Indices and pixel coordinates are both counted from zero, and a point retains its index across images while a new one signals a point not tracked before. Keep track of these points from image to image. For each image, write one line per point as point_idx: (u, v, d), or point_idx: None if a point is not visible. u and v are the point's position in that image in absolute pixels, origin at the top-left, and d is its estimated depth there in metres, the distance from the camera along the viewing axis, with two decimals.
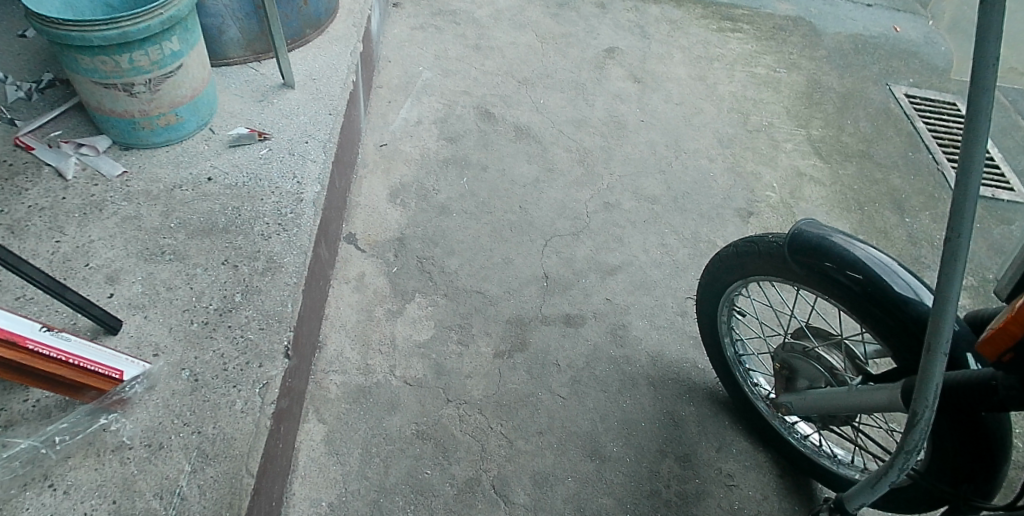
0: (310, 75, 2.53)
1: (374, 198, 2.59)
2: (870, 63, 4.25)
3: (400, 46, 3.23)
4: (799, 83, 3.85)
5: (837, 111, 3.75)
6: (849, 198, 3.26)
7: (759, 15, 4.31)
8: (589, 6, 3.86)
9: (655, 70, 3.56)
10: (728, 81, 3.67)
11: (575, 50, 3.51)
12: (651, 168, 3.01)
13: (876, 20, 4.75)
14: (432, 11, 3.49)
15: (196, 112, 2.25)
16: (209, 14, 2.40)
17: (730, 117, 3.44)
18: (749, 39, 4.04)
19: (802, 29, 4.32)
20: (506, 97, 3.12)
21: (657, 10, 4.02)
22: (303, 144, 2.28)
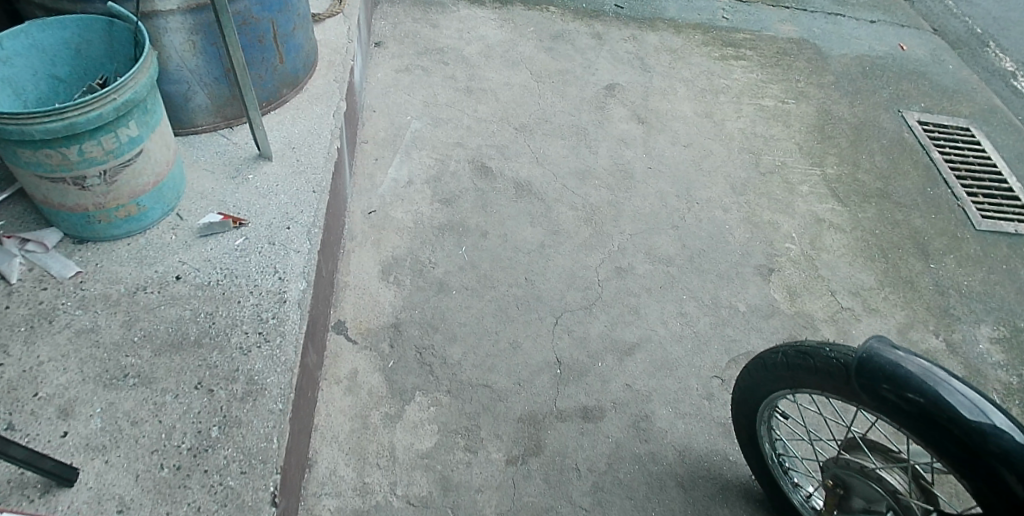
0: (289, 143, 2.26)
1: (364, 276, 2.33)
2: (879, 87, 4.06)
3: (385, 94, 2.97)
4: (809, 115, 3.63)
5: (850, 145, 3.54)
6: (871, 245, 3.06)
7: (762, 39, 4.09)
8: (585, 36, 3.61)
9: (659, 108, 3.32)
10: (735, 116, 3.44)
11: (573, 88, 3.26)
12: (663, 224, 2.78)
13: (881, 38, 4.56)
14: (418, 50, 3.22)
15: (160, 199, 1.99)
16: (172, 81, 2.12)
17: (742, 159, 3.22)
18: (754, 67, 3.82)
19: (807, 53, 4.11)
20: (503, 148, 2.87)
21: (657, 38, 3.79)
22: (284, 230, 2.02)
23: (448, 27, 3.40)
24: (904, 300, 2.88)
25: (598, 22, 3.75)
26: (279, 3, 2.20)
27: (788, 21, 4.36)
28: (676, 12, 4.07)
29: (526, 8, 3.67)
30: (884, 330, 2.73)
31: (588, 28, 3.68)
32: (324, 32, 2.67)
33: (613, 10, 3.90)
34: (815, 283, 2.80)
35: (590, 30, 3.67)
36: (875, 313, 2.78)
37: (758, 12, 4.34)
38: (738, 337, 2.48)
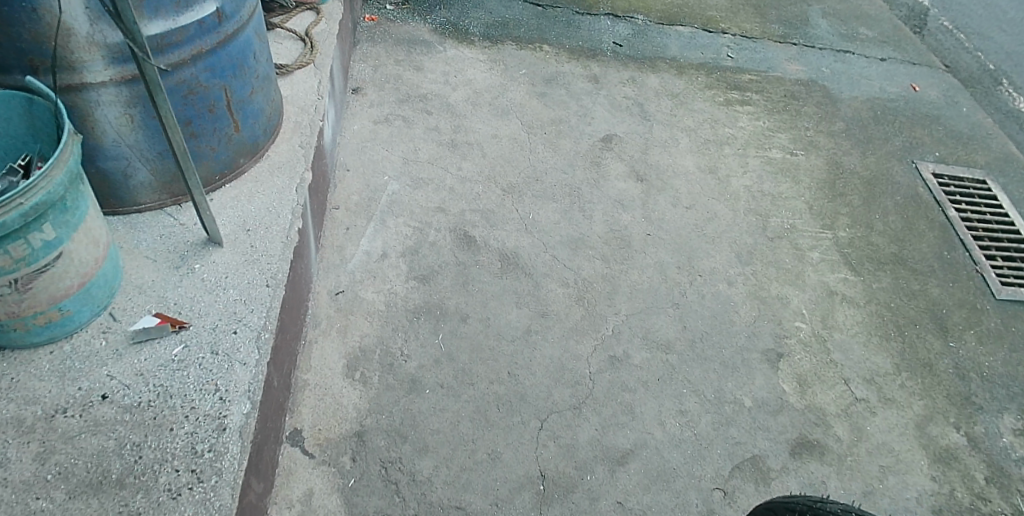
0: (243, 223, 2.01)
1: (327, 372, 2.07)
2: (892, 134, 3.82)
3: (361, 149, 2.71)
4: (819, 168, 3.39)
5: (863, 203, 3.30)
6: (886, 321, 2.83)
7: (770, 80, 3.85)
8: (581, 79, 3.36)
9: (659, 163, 3.08)
10: (741, 171, 3.20)
11: (567, 141, 3.01)
12: (662, 302, 2.54)
13: (893, 77, 4.32)
14: (399, 97, 2.97)
15: (89, 300, 1.73)
16: (109, 158, 1.85)
17: (749, 221, 2.97)
18: (761, 114, 3.58)
19: (818, 96, 3.86)
20: (488, 213, 2.62)
21: (657, 81, 3.54)
22: (230, 335, 1.77)
23: (433, 69, 3.14)
24: (922, 387, 2.64)
25: (595, 63, 3.50)
26: (232, 67, 1.93)
27: (797, 59, 4.12)
28: (679, 50, 3.83)
29: (518, 47, 3.42)
30: (901, 425, 2.49)
31: (584, 70, 3.43)
32: (291, 87, 2.41)
33: (612, 49, 3.65)
34: (826, 370, 2.56)
35: (586, 72, 3.42)
36: (892, 404, 2.54)
37: (765, 50, 4.10)
38: (743, 439, 2.24)
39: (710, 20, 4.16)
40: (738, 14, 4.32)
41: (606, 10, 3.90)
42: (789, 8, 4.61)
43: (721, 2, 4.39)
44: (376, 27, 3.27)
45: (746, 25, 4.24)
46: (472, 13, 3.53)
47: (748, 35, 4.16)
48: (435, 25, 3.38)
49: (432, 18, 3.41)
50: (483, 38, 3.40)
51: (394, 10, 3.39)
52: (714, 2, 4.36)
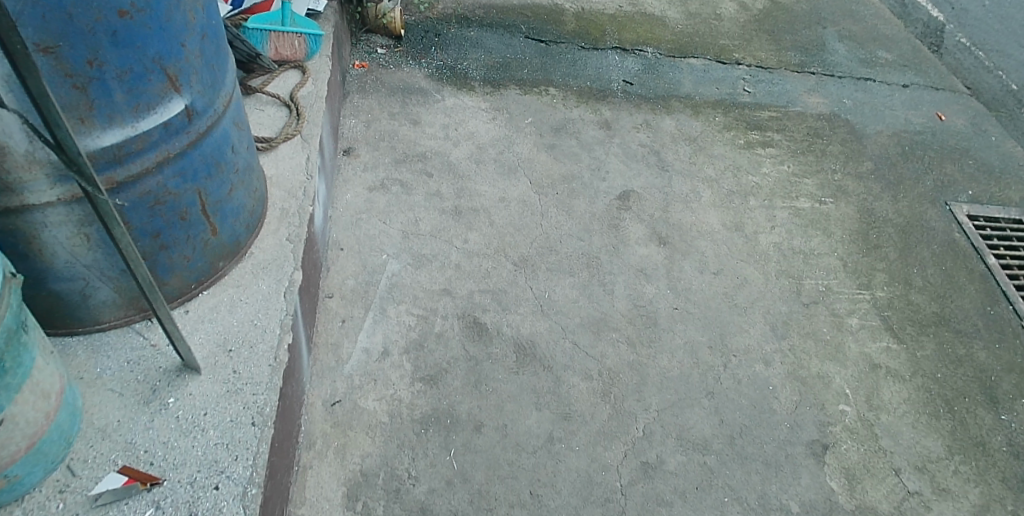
0: (224, 343, 1.75)
1: (324, 505, 1.80)
2: (921, 172, 3.59)
3: (356, 223, 2.44)
4: (851, 218, 3.16)
5: (900, 256, 3.07)
6: (934, 395, 2.56)
7: (790, 117, 3.61)
8: (592, 126, 3.11)
9: (681, 222, 2.82)
10: (769, 226, 2.95)
11: (581, 201, 2.76)
12: (695, 391, 2.28)
13: (916, 105, 4.08)
14: (395, 157, 2.70)
15: (40, 459, 1.45)
16: (63, 279, 1.59)
17: (782, 285, 2.73)
18: (784, 157, 3.34)
19: (841, 133, 3.63)
20: (499, 293, 2.36)
21: (673, 124, 3.29)
22: (210, 492, 1.51)
23: (432, 123, 2.87)
24: (977, 472, 2.37)
25: (605, 106, 3.24)
26: (207, 167, 1.67)
27: (816, 91, 3.88)
28: (693, 86, 3.57)
29: (522, 92, 3.15)
30: None
31: (595, 115, 3.17)
32: (276, 165, 2.15)
33: (622, 88, 3.39)
34: (876, 461, 2.29)
35: (597, 117, 3.16)
36: (948, 496, 2.27)
37: (783, 81, 3.85)
38: None
39: (723, 50, 3.90)
40: (752, 41, 4.06)
41: (613, 43, 3.64)
42: (804, 31, 4.36)
43: (733, 28, 4.12)
44: (367, 74, 3.00)
45: (761, 54, 3.98)
46: (471, 54, 3.26)
47: (764, 65, 3.91)
48: (432, 69, 3.11)
49: (428, 62, 3.14)
50: (484, 83, 3.13)
51: (386, 54, 3.11)
52: (726, 28, 4.10)
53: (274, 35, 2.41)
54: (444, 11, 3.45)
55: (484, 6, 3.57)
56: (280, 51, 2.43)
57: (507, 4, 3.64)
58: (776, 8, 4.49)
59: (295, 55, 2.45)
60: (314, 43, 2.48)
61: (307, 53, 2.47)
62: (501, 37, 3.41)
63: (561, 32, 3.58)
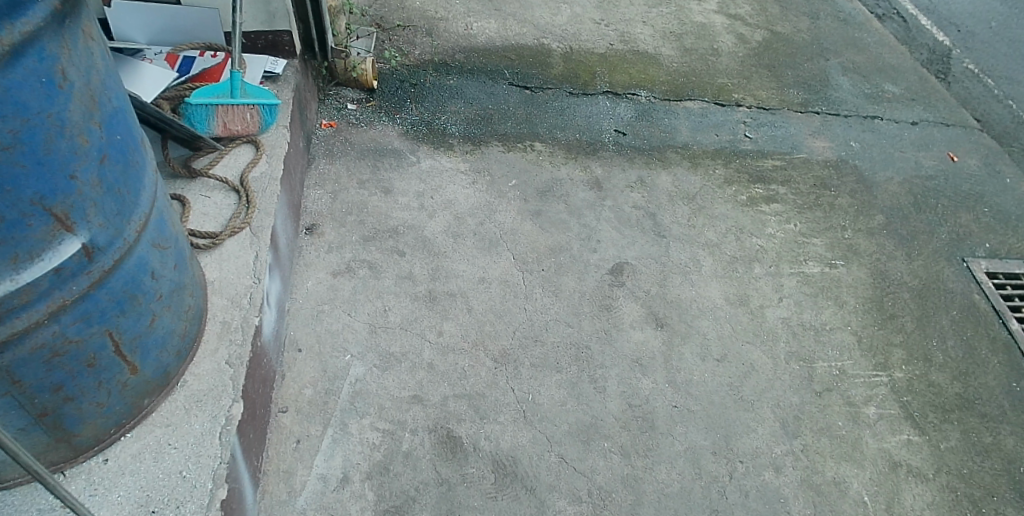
0: (145, 503, 1.49)
1: None
2: (936, 224, 3.34)
3: (317, 317, 2.18)
4: (864, 283, 2.91)
5: (918, 327, 2.83)
6: (960, 497, 2.31)
7: (795, 165, 3.35)
8: (582, 187, 2.84)
9: (680, 299, 2.57)
10: (776, 298, 2.71)
11: (569, 278, 2.50)
12: (697, 510, 2.03)
13: (928, 145, 3.83)
14: (363, 234, 2.44)
15: None
16: None
17: (791, 371, 2.49)
18: (790, 214, 3.08)
19: (850, 183, 3.37)
20: (477, 399, 2.11)
21: (669, 180, 3.03)
22: None
23: (405, 190, 2.61)
24: None
25: (596, 161, 2.98)
26: (119, 303, 1.39)
27: (822, 133, 3.62)
28: (690, 134, 3.31)
29: (505, 149, 2.89)
30: None
31: (585, 173, 2.90)
32: (220, 267, 1.88)
33: (614, 139, 3.13)
34: None
35: (587, 176, 2.90)
36: None
37: (787, 124, 3.59)
38: None
39: (721, 90, 3.64)
40: (752, 79, 3.79)
41: (604, 88, 3.38)
42: (807, 65, 4.10)
43: (732, 64, 3.85)
44: (335, 135, 2.73)
45: (762, 93, 3.72)
46: (449, 107, 3.00)
47: (767, 106, 3.65)
48: (407, 126, 2.85)
49: (403, 117, 2.87)
50: (463, 140, 2.87)
51: (356, 110, 2.85)
52: (724, 64, 3.83)
53: (220, 108, 2.10)
54: (420, 57, 3.18)
55: (464, 49, 3.30)
56: (229, 126, 2.14)
57: (488, 45, 3.37)
58: (777, 39, 4.22)
59: (248, 128, 2.16)
60: (269, 113, 2.20)
61: (262, 123, 2.19)
62: (482, 85, 3.15)
63: (547, 77, 3.31)
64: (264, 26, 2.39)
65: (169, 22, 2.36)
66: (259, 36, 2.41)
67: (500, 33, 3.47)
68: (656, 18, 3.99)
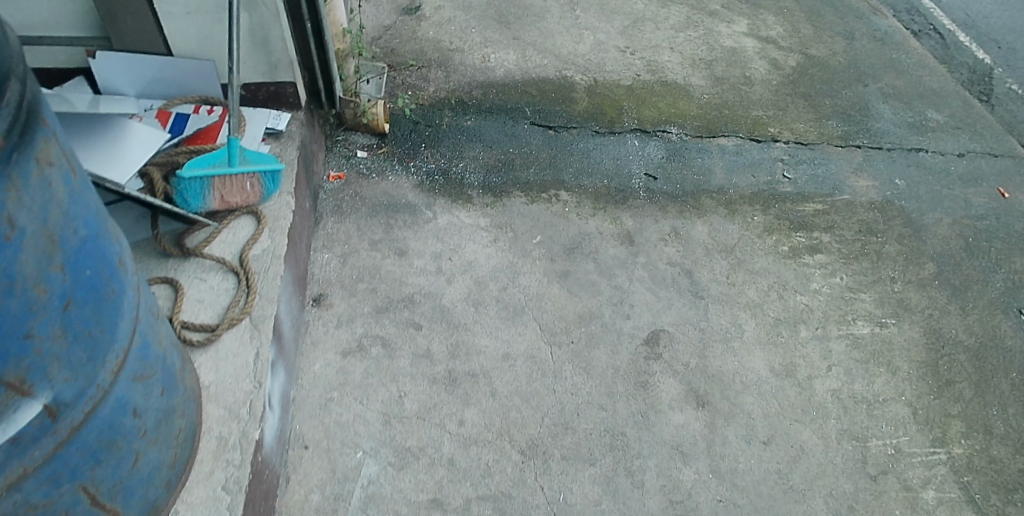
0: None
1: None
2: (991, 270, 3.07)
3: (325, 407, 1.98)
4: (917, 345, 2.67)
5: (977, 396, 2.57)
6: None
7: (838, 209, 3.12)
8: (612, 242, 2.62)
9: (721, 371, 2.34)
10: (825, 367, 2.47)
11: (601, 351, 2.28)
12: None
13: (977, 178, 3.56)
14: (375, 304, 2.23)
15: None
16: None
17: (844, 453, 2.26)
18: (835, 266, 2.86)
19: (896, 227, 3.14)
20: (502, 501, 1.90)
21: (705, 230, 2.80)
22: None
23: (420, 252, 2.39)
24: None
25: (626, 211, 2.76)
26: (95, 453, 1.20)
27: (864, 170, 3.39)
28: (725, 176, 3.08)
29: (528, 200, 2.67)
30: None
31: (614, 226, 2.68)
32: (216, 369, 1.69)
33: (644, 185, 2.90)
34: None
35: (616, 229, 2.68)
36: None
37: (826, 162, 3.35)
38: None
39: (756, 123, 3.41)
40: (787, 110, 3.55)
41: (631, 125, 3.15)
42: (845, 92, 3.85)
43: (766, 94, 3.61)
44: (344, 188, 2.52)
45: (799, 126, 3.48)
46: (467, 151, 2.78)
47: (804, 141, 3.41)
48: (422, 176, 2.63)
49: (417, 166, 2.66)
50: (483, 191, 2.65)
51: (367, 159, 2.63)
52: (758, 94, 3.59)
53: (217, 178, 1.89)
54: (435, 95, 2.96)
55: (481, 85, 3.07)
56: (227, 198, 1.93)
57: (507, 80, 3.14)
58: (811, 63, 3.98)
59: (247, 198, 1.97)
60: (270, 180, 2.01)
61: (263, 193, 2.00)
62: (502, 125, 2.93)
63: (571, 115, 3.09)
64: (266, 77, 2.18)
65: (161, 73, 2.13)
66: (260, 88, 2.20)
67: (520, 65, 3.25)
68: (683, 43, 3.75)
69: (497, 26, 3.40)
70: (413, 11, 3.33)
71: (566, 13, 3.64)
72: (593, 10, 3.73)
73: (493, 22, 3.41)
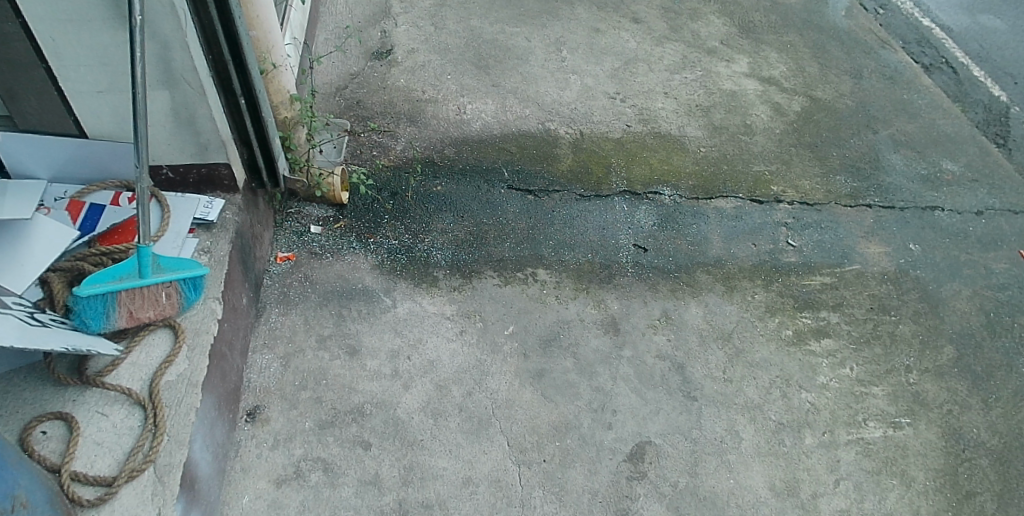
0: None
1: None
2: (1017, 351, 2.77)
3: None
4: (934, 450, 2.38)
5: (1001, 511, 2.28)
6: None
7: (847, 283, 2.85)
8: (595, 332, 2.34)
9: (714, 492, 2.06)
10: (832, 481, 2.20)
11: (578, 471, 2.00)
12: None
13: (999, 239, 3.26)
14: (319, 418, 1.94)
15: None
16: None
17: None
18: (843, 353, 2.59)
19: (910, 302, 2.86)
20: None
21: (700, 313, 2.52)
22: None
23: (375, 350, 2.11)
24: None
25: (611, 293, 2.47)
26: None
27: (875, 234, 3.10)
28: (723, 245, 2.79)
29: (501, 281, 2.38)
30: None
31: (598, 312, 2.40)
32: None
33: (633, 258, 2.61)
34: None
35: (600, 314, 2.39)
36: None
37: (834, 225, 3.07)
38: None
39: (758, 181, 3.12)
40: (791, 164, 3.27)
41: (621, 186, 2.86)
42: (854, 141, 3.56)
43: (768, 145, 3.32)
44: (293, 272, 2.23)
45: (804, 183, 3.20)
46: (436, 223, 2.49)
47: (810, 201, 3.13)
48: (381, 255, 2.34)
49: (377, 242, 2.37)
50: (451, 271, 2.36)
51: (321, 234, 2.35)
52: (760, 146, 3.30)
53: (124, 291, 1.61)
54: (402, 154, 2.68)
55: (456, 142, 2.79)
56: (136, 313, 1.64)
57: (484, 135, 2.85)
58: (818, 107, 3.68)
59: (162, 310, 1.68)
60: (191, 287, 1.72)
61: (181, 302, 1.71)
62: (476, 190, 2.64)
63: (553, 175, 2.79)
64: (195, 158, 1.89)
65: (73, 156, 1.85)
66: (189, 170, 1.92)
67: (499, 116, 2.96)
68: (679, 87, 3.45)
69: (475, 72, 3.12)
70: (383, 56, 3.06)
71: (551, 54, 3.36)
72: (580, 50, 3.44)
73: (471, 67, 3.13)
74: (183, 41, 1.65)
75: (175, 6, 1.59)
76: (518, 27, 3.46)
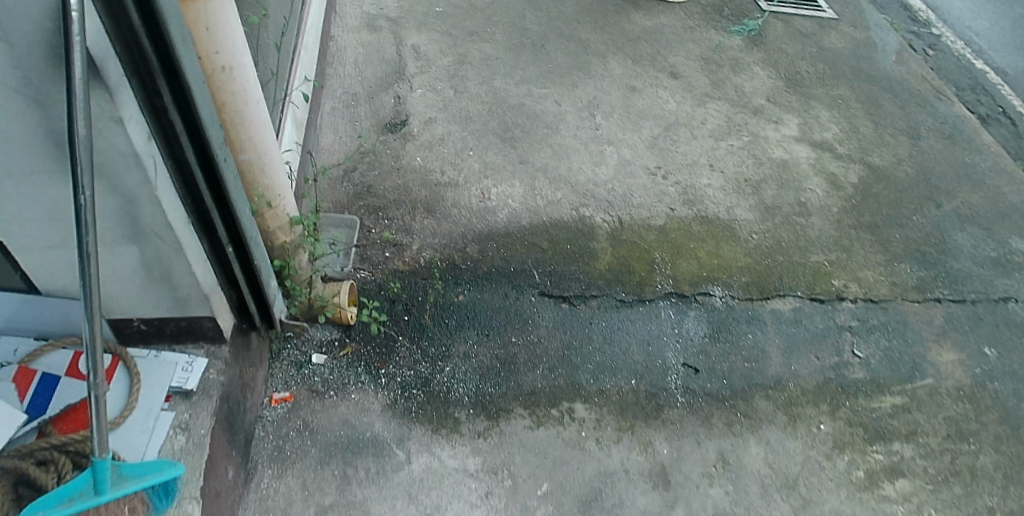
0: None
1: None
2: None
3: None
4: None
5: None
6: None
7: (921, 404, 2.46)
8: (641, 485, 2.00)
9: None
10: None
11: None
12: None
13: None
14: None
15: None
16: None
17: None
18: (921, 497, 2.22)
19: (991, 426, 2.45)
20: None
21: (761, 453, 2.17)
22: None
23: None
24: None
25: (657, 431, 2.12)
26: None
27: (946, 337, 2.70)
28: (783, 360, 2.44)
29: (534, 422, 2.04)
30: None
31: (645, 458, 2.06)
32: None
33: (683, 382, 2.27)
34: None
35: (647, 461, 2.05)
36: None
37: (902, 327, 2.69)
38: None
39: (817, 273, 2.77)
40: (852, 251, 2.91)
41: (666, 286, 2.51)
42: (917, 219, 3.15)
43: (826, 228, 2.97)
44: (291, 418, 1.90)
45: (867, 275, 2.83)
46: (457, 344, 2.15)
47: (875, 296, 2.76)
48: (394, 391, 2.00)
49: (389, 373, 2.04)
50: (475, 409, 2.02)
51: (324, 365, 2.02)
52: (817, 229, 2.95)
53: None
54: (418, 255, 2.34)
55: (479, 236, 2.44)
56: None
57: (511, 227, 2.50)
58: (876, 177, 3.31)
59: None
60: (164, 492, 1.40)
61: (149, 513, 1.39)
62: (502, 299, 2.30)
63: (589, 277, 2.44)
64: (173, 311, 1.56)
65: (26, 310, 1.54)
66: (167, 322, 1.59)
67: (527, 202, 2.61)
68: (726, 157, 3.10)
69: (500, 145, 2.78)
70: (397, 127, 2.73)
71: (584, 121, 3.01)
72: (616, 115, 3.09)
73: (495, 139, 2.80)
74: (151, 197, 1.31)
75: (141, 157, 1.26)
76: (546, 88, 3.10)
